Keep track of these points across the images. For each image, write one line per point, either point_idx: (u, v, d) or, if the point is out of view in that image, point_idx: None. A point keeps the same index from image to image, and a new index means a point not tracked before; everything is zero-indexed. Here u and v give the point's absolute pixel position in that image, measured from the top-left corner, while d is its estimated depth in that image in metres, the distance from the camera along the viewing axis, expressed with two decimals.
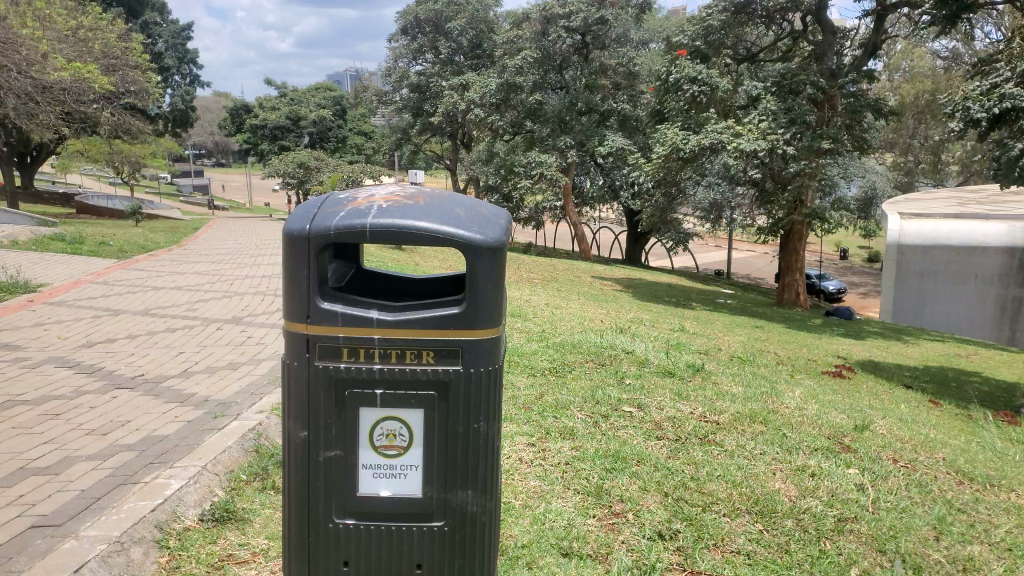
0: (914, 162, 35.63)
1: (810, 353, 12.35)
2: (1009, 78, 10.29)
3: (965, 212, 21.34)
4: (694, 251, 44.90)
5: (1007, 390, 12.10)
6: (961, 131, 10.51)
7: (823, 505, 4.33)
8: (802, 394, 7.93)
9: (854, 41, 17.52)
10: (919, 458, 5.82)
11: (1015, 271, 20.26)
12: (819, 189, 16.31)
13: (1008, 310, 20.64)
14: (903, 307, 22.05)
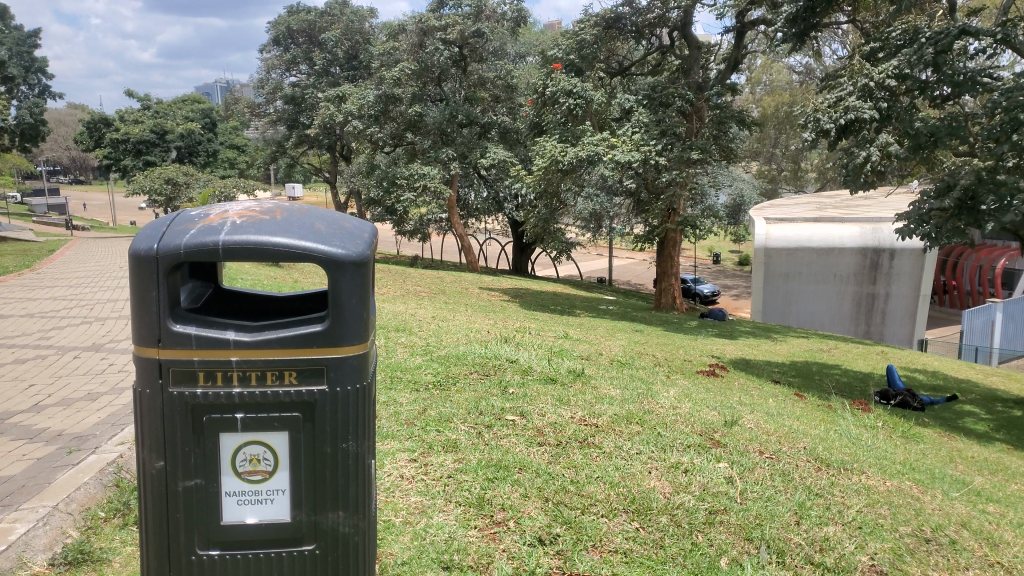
0: (777, 170, 37.99)
1: (686, 354, 12.87)
2: (852, 91, 11.28)
3: (823, 217, 23.04)
4: (576, 259, 45.93)
5: (862, 380, 13.09)
6: (812, 140, 11.37)
7: (695, 499, 4.53)
8: (677, 394, 8.29)
9: (718, 56, 18.52)
10: (783, 449, 6.19)
11: (868, 271, 22.34)
12: (690, 198, 17.10)
13: (863, 306, 22.59)
14: (772, 306, 23.05)
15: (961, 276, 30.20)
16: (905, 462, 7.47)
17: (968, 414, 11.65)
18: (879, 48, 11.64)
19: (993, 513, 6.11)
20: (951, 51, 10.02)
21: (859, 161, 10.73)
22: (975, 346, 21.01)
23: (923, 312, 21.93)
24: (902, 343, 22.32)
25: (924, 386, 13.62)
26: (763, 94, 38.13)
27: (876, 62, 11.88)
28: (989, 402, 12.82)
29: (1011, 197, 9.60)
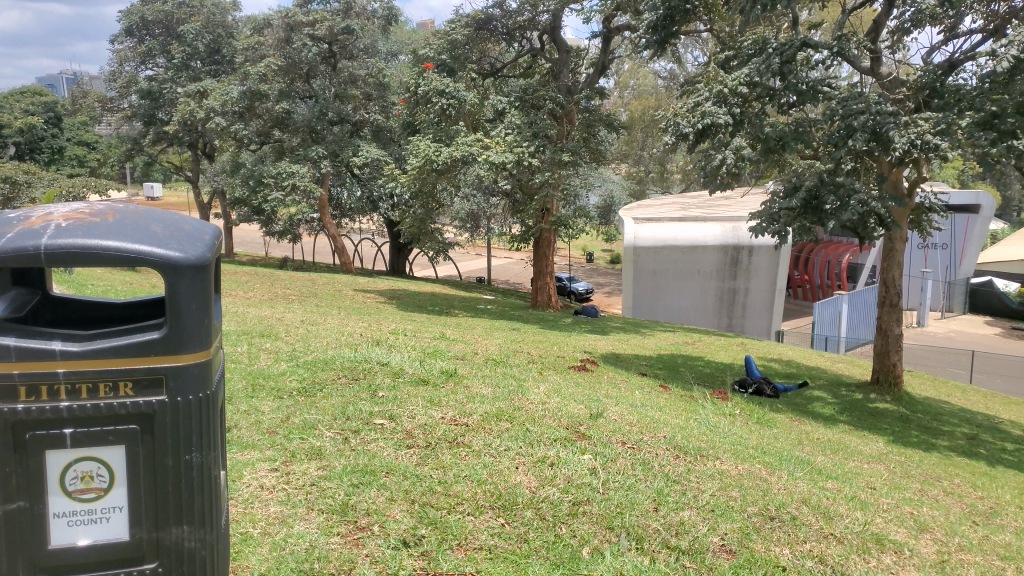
0: (644, 171, 39.56)
1: (561, 351, 13.15)
2: (707, 97, 11.77)
3: (688, 217, 24.22)
4: (453, 260, 45.98)
5: (722, 370, 13.86)
6: (673, 143, 11.81)
7: (559, 492, 4.66)
8: (547, 390, 8.47)
9: (586, 60, 19.10)
10: (644, 438, 6.46)
11: (729, 266, 23.58)
12: (563, 199, 17.51)
13: (725, 300, 23.78)
14: (641, 304, 24.01)
15: (811, 270, 32.57)
16: (757, 446, 7.99)
17: (815, 399, 12.57)
18: (732, 57, 12.28)
19: (831, 489, 6.63)
20: (794, 61, 10.91)
21: (716, 163, 11.22)
22: (823, 335, 22.67)
23: (780, 305, 23.33)
24: (762, 334, 23.63)
25: (777, 374, 14.59)
26: (631, 98, 39.64)
27: (730, 70, 12.54)
28: (833, 387, 13.87)
29: (849, 197, 10.53)
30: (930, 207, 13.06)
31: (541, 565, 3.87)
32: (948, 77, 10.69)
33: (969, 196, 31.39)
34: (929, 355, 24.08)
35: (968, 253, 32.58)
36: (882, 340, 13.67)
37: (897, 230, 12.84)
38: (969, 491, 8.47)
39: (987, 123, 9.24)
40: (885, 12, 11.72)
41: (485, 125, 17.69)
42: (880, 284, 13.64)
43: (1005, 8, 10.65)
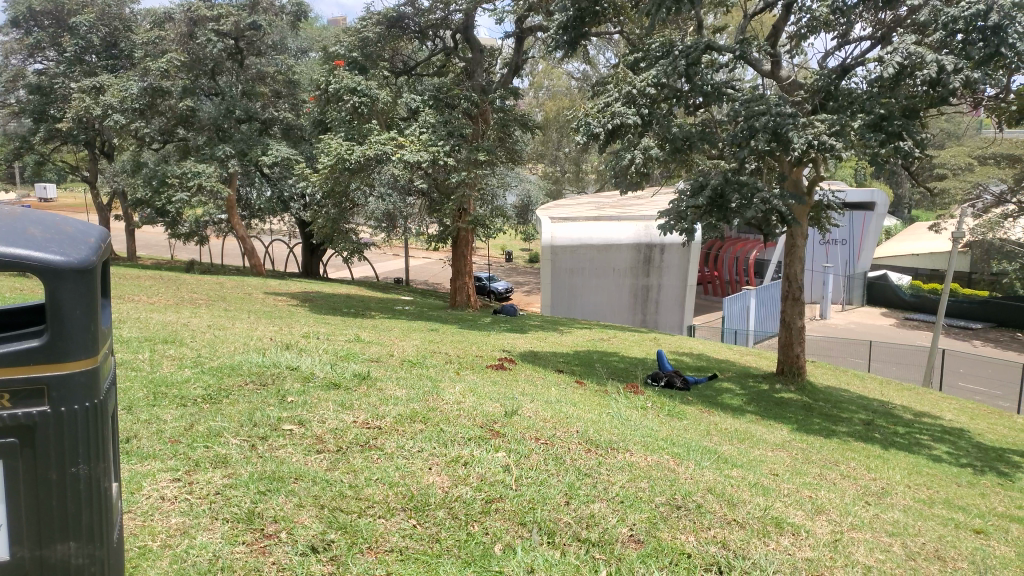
0: (560, 172, 40.11)
1: (479, 350, 13.19)
2: (617, 98, 11.89)
3: (603, 216, 24.58)
4: (369, 260, 45.44)
5: (635, 365, 14.18)
6: (584, 143, 11.84)
7: (472, 490, 4.68)
8: (462, 389, 8.47)
9: (500, 59, 19.18)
10: (557, 434, 6.55)
11: (642, 264, 24.12)
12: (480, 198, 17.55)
13: (639, 297, 24.33)
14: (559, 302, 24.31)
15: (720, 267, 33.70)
16: (666, 437, 8.22)
17: (724, 391, 13.03)
18: (640, 59, 12.51)
19: (736, 477, 6.89)
20: (699, 64, 11.36)
21: (626, 162, 11.40)
22: (732, 329, 23.54)
23: (691, 300, 24.05)
24: (674, 329, 24.30)
25: (688, 367, 15.05)
26: (545, 99, 40.10)
27: (638, 71, 12.80)
28: (740, 379, 14.41)
29: (752, 195, 10.99)
30: (828, 205, 13.70)
31: (452, 564, 3.88)
32: (842, 81, 11.26)
33: (865, 194, 33.00)
34: (830, 346, 25.34)
35: (865, 248, 34.45)
36: (786, 332, 14.22)
37: (798, 226, 13.37)
38: (863, 473, 8.96)
39: (877, 125, 9.98)
40: (784, 18, 12.23)
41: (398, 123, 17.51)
42: (784, 279, 14.18)
43: (890, 16, 11.29)
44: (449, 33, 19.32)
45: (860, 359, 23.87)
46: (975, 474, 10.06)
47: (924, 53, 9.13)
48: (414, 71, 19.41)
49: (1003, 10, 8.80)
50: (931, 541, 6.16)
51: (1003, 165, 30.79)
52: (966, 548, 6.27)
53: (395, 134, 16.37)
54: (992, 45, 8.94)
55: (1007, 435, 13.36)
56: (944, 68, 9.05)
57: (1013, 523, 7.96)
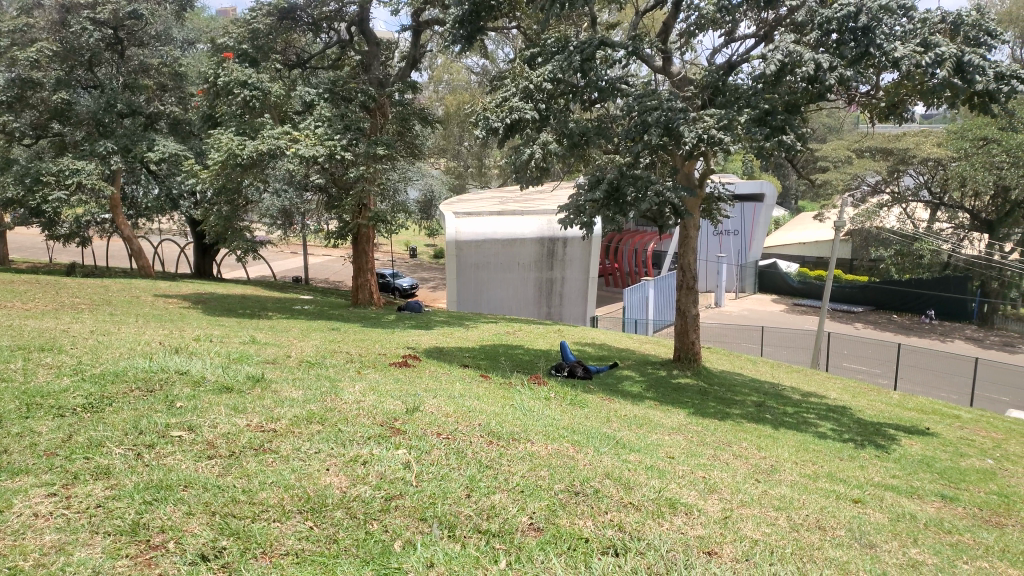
0: (463, 166, 40.06)
1: (381, 348, 13.04)
2: (514, 93, 11.84)
3: (506, 210, 24.51)
4: (266, 259, 44.08)
5: (540, 357, 14.35)
6: (483, 138, 11.64)
7: (370, 489, 4.63)
8: (362, 388, 8.33)
9: (397, 53, 18.98)
10: (459, 428, 6.56)
11: (546, 258, 24.50)
12: (379, 194, 17.27)
13: (544, 290, 24.73)
14: (464, 297, 23.94)
15: (620, 258, 34.51)
16: (568, 426, 8.36)
17: (625, 379, 13.39)
18: (537, 54, 12.59)
19: (633, 461, 7.10)
20: (594, 60, 11.43)
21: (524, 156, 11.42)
22: (633, 319, 24.41)
23: (592, 292, 24.94)
24: (578, 320, 25.03)
25: (590, 358, 15.35)
26: (445, 93, 40.00)
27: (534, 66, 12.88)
28: (640, 366, 14.83)
29: (646, 188, 11.30)
30: (719, 198, 14.26)
31: (351, 563, 3.82)
32: (728, 77, 11.75)
33: (754, 185, 34.47)
34: (724, 333, 26.47)
35: (755, 238, 35.78)
36: (682, 320, 14.71)
37: (691, 218, 13.83)
38: (754, 452, 9.39)
39: (762, 119, 10.42)
40: (674, 15, 12.61)
41: (293, 117, 16.99)
42: (679, 269, 14.69)
43: (772, 16, 11.84)
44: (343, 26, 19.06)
45: (753, 344, 25.07)
46: (856, 448, 10.73)
47: (802, 52, 9.60)
48: (309, 64, 19.03)
49: (871, 11, 9.44)
50: (814, 513, 6.53)
51: (877, 158, 32.87)
52: (845, 517, 6.69)
53: (289, 129, 15.92)
54: (862, 45, 9.58)
55: (884, 410, 14.30)
56: (820, 65, 9.53)
57: (888, 491, 8.54)
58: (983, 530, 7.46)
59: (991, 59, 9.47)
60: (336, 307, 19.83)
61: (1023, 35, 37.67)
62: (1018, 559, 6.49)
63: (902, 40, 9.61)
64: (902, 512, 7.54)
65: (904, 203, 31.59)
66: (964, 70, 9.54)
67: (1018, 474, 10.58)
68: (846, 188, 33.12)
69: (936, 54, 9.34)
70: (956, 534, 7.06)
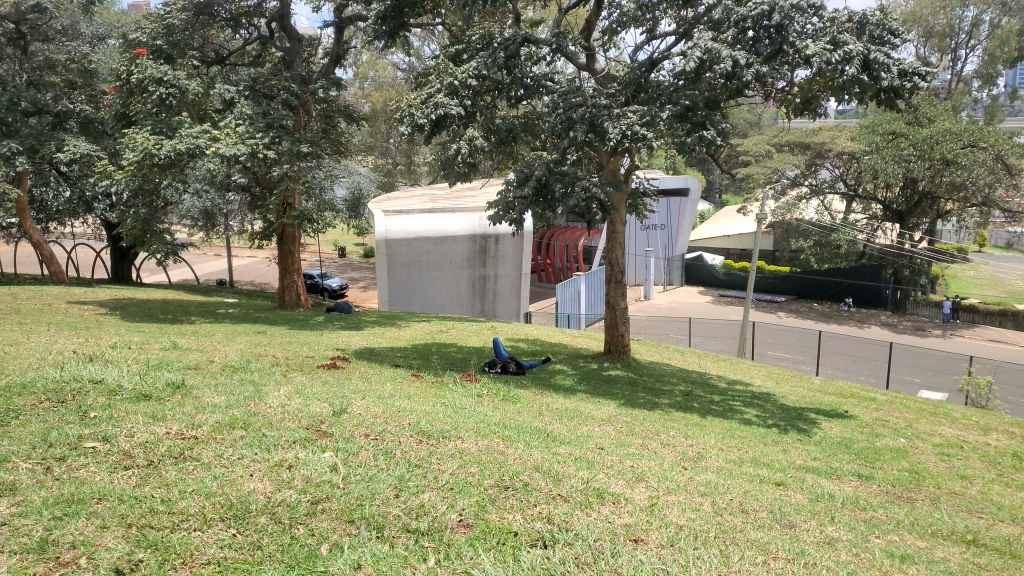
0: (391, 164, 39.66)
1: (309, 350, 12.81)
2: (440, 89, 11.70)
3: (436, 209, 24.36)
4: (188, 262, 42.71)
5: (473, 354, 14.35)
6: (409, 135, 11.45)
7: (296, 493, 4.55)
8: (288, 392, 8.16)
9: (320, 50, 18.63)
10: (388, 428, 6.49)
11: (478, 255, 24.44)
12: (304, 192, 16.93)
13: (476, 287, 24.69)
14: (396, 295, 23.64)
15: (553, 254, 34.78)
16: (499, 422, 8.37)
17: (557, 373, 13.51)
18: (462, 51, 12.52)
19: (563, 453, 7.18)
20: (518, 57, 11.63)
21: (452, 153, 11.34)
22: (565, 314, 24.68)
23: (525, 287, 24.91)
24: (512, 316, 25.05)
25: (523, 353, 15.42)
26: (371, 91, 39.54)
27: (459, 63, 12.79)
28: (571, 360, 14.99)
29: (574, 184, 11.42)
30: (645, 193, 14.48)
31: (275, 569, 3.75)
32: (650, 74, 11.95)
33: (679, 179, 35.41)
34: (653, 324, 26.98)
35: (681, 232, 36.59)
36: (611, 314, 14.87)
37: (617, 212, 13.96)
38: (681, 440, 9.61)
39: (683, 115, 10.64)
40: (596, 13, 12.74)
41: (212, 115, 16.48)
42: (608, 263, 14.83)
43: (692, 14, 12.10)
44: (263, 22, 18.60)
45: (681, 335, 25.64)
46: (779, 433, 11.11)
47: (720, 49, 9.86)
48: (228, 60, 18.55)
49: (784, 10, 9.79)
50: (737, 496, 6.75)
51: (795, 152, 34.06)
52: (767, 499, 6.93)
53: (208, 127, 15.42)
54: (776, 42, 9.94)
55: (805, 395, 14.85)
56: (737, 62, 9.81)
57: (809, 473, 8.89)
58: (894, 505, 7.84)
59: (895, 57, 9.94)
60: (262, 310, 19.34)
61: (925, 34, 39.66)
62: (926, 531, 6.84)
63: (814, 38, 9.99)
64: (819, 492, 7.84)
65: (821, 195, 32.98)
66: (870, 67, 9.98)
67: (927, 451, 11.13)
68: (767, 181, 34.20)
69: (844, 51, 9.74)
70: (871, 510, 7.40)
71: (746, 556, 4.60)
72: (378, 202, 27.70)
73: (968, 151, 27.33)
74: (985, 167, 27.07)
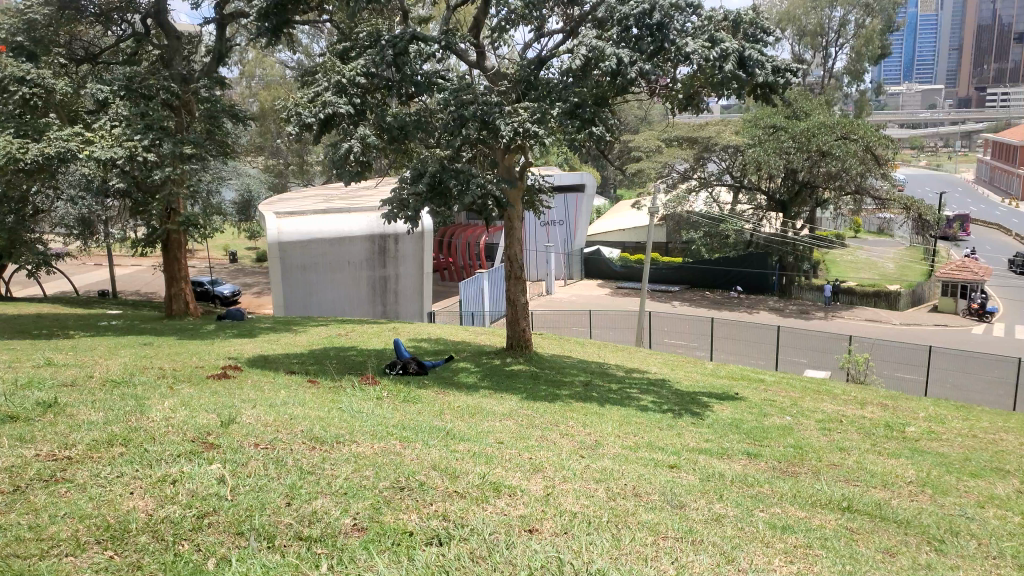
0: (283, 164, 38.53)
1: (199, 360, 12.29)
2: (327, 87, 11.47)
3: (331, 209, 23.82)
4: (63, 273, 40.16)
5: (373, 356, 14.13)
6: (297, 135, 11.18)
7: (180, 508, 4.37)
8: (172, 404, 7.80)
9: (200, 47, 17.82)
10: (279, 436, 6.32)
11: (377, 255, 24.02)
12: (189, 195, 16.21)
13: (377, 288, 24.28)
14: (293, 300, 23.01)
15: (455, 253, 34.61)
16: (398, 424, 8.25)
17: (459, 371, 13.51)
18: (350, 48, 12.29)
19: (461, 450, 7.17)
20: (406, 54, 11.52)
21: (343, 153, 11.11)
22: (468, 312, 24.70)
23: (428, 286, 24.92)
24: (414, 316, 25.00)
25: (425, 353, 15.31)
26: (258, 89, 38.25)
27: (345, 61, 12.53)
28: (474, 357, 15.00)
29: (468, 181, 11.46)
30: (541, 189, 14.64)
31: None
32: (539, 71, 12.04)
33: (574, 176, 35.81)
34: (556, 319, 27.34)
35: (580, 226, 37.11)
36: (512, 309, 14.93)
37: (514, 209, 14.02)
38: (580, 430, 9.80)
39: (572, 112, 10.82)
40: (484, 10, 12.74)
41: (84, 117, 15.55)
42: (507, 259, 14.88)
43: (577, 12, 12.29)
44: (137, 17, 17.62)
45: (582, 327, 26.06)
46: (674, 417, 11.51)
47: (604, 46, 10.11)
48: (100, 58, 17.56)
49: (663, 9, 10.14)
50: (631, 480, 6.95)
51: (684, 146, 35.29)
52: (660, 481, 7.17)
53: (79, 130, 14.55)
54: (657, 40, 10.28)
55: (698, 380, 15.45)
56: (621, 60, 10.09)
57: (701, 454, 9.25)
58: (779, 480, 8.28)
59: (768, 54, 10.43)
60: (147, 320, 18.33)
61: (799, 33, 41.92)
62: (807, 502, 7.25)
63: (693, 36, 10.34)
64: (711, 472, 8.18)
65: (709, 188, 34.28)
66: (746, 64, 10.46)
67: (810, 427, 11.79)
68: (658, 175, 35.27)
69: (721, 49, 10.15)
70: (757, 486, 7.78)
71: (637, 537, 4.76)
72: (272, 203, 26.83)
73: (841, 143, 29.23)
74: (856, 158, 29.02)
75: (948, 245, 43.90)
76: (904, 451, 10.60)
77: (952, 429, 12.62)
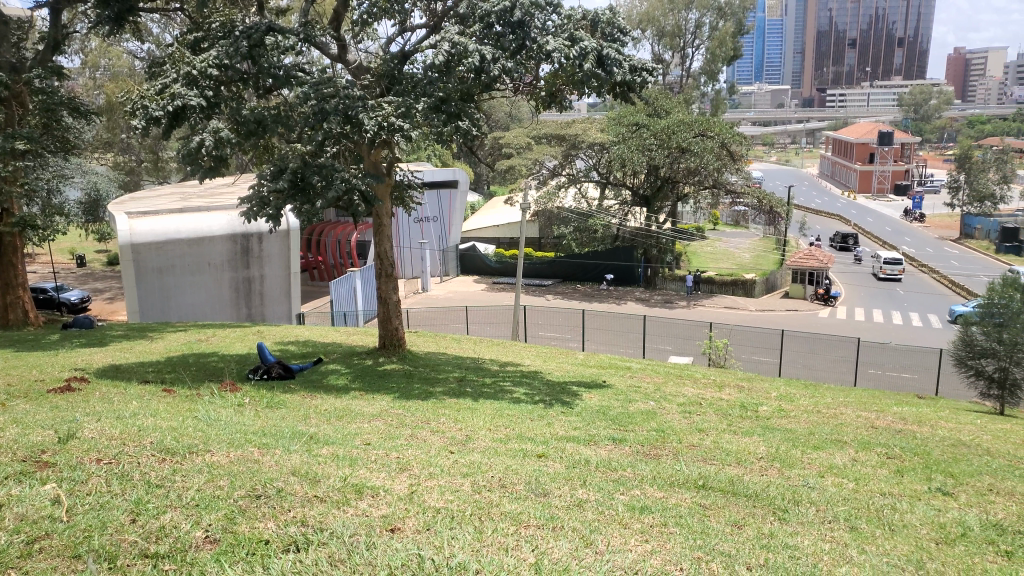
0: (135, 161, 36.18)
1: (38, 373, 11.31)
2: (176, 79, 10.87)
3: (188, 208, 22.59)
4: None
5: (237, 361, 13.52)
6: (144, 129, 10.53)
7: (6, 535, 4.01)
8: (4, 422, 7.14)
9: (31, 34, 16.33)
10: (125, 450, 5.92)
11: (240, 255, 22.87)
12: (24, 196, 14.87)
13: (241, 290, 23.13)
14: (148, 305, 21.66)
15: (324, 251, 33.72)
16: (259, 431, 7.93)
17: (329, 373, 13.15)
18: (201, 38, 11.68)
19: (325, 454, 6.99)
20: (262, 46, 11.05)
21: (194, 147, 10.54)
22: (341, 312, 24.22)
23: (296, 287, 23.88)
24: (282, 319, 23.90)
25: (293, 356, 14.81)
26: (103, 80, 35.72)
27: (197, 52, 11.88)
28: (345, 358, 14.67)
29: (332, 177, 11.14)
30: (409, 185, 14.41)
31: None
32: (403, 65, 11.84)
33: (447, 172, 35.99)
34: (433, 316, 27.34)
35: (454, 223, 36.98)
36: (384, 308, 14.63)
37: (383, 206, 13.78)
38: (451, 426, 9.80)
39: (436, 107, 10.77)
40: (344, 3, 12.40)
41: None
42: (378, 257, 14.57)
43: (441, 8, 12.22)
44: None
45: (458, 323, 26.14)
46: (544, 408, 11.74)
47: (467, 43, 10.17)
48: None
49: (524, 8, 10.30)
50: (498, 473, 7.02)
51: (552, 142, 36.09)
52: (527, 472, 7.29)
53: None
54: (519, 37, 10.41)
55: (570, 370, 15.85)
56: (484, 57, 10.17)
57: (569, 442, 9.48)
58: (641, 463, 8.63)
59: (625, 54, 10.80)
60: None
61: (659, 33, 43.78)
62: (665, 483, 7.60)
63: (554, 34, 10.58)
64: (577, 459, 8.41)
65: (577, 184, 35.00)
66: (604, 63, 10.77)
67: (672, 410, 12.36)
68: (529, 171, 36.00)
69: (580, 48, 10.43)
70: (620, 470, 8.08)
71: (499, 528, 4.82)
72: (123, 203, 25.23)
73: (699, 139, 30.95)
74: (712, 154, 30.81)
75: (796, 234, 47.38)
76: (756, 429, 11.31)
77: (799, 406, 13.60)
